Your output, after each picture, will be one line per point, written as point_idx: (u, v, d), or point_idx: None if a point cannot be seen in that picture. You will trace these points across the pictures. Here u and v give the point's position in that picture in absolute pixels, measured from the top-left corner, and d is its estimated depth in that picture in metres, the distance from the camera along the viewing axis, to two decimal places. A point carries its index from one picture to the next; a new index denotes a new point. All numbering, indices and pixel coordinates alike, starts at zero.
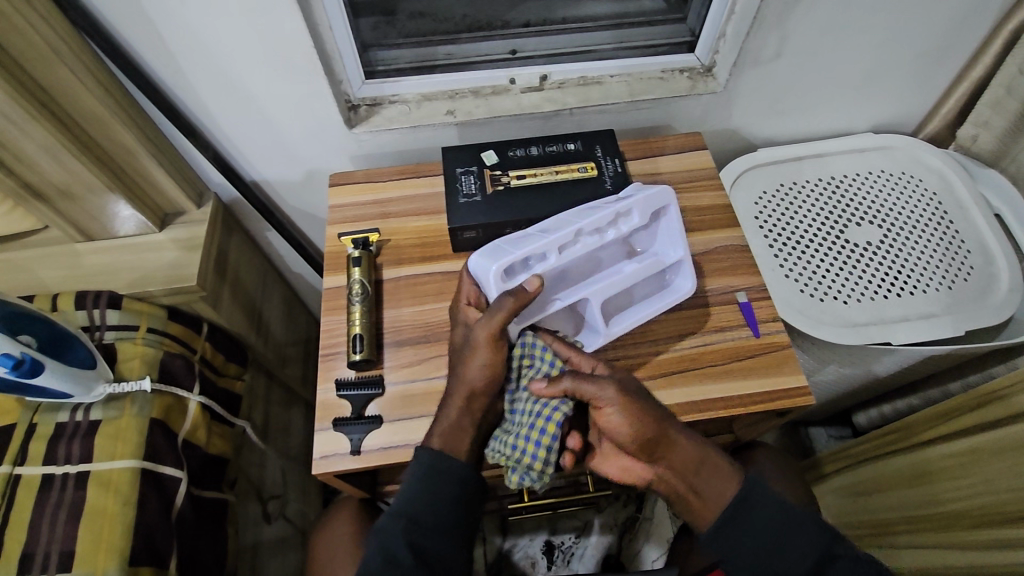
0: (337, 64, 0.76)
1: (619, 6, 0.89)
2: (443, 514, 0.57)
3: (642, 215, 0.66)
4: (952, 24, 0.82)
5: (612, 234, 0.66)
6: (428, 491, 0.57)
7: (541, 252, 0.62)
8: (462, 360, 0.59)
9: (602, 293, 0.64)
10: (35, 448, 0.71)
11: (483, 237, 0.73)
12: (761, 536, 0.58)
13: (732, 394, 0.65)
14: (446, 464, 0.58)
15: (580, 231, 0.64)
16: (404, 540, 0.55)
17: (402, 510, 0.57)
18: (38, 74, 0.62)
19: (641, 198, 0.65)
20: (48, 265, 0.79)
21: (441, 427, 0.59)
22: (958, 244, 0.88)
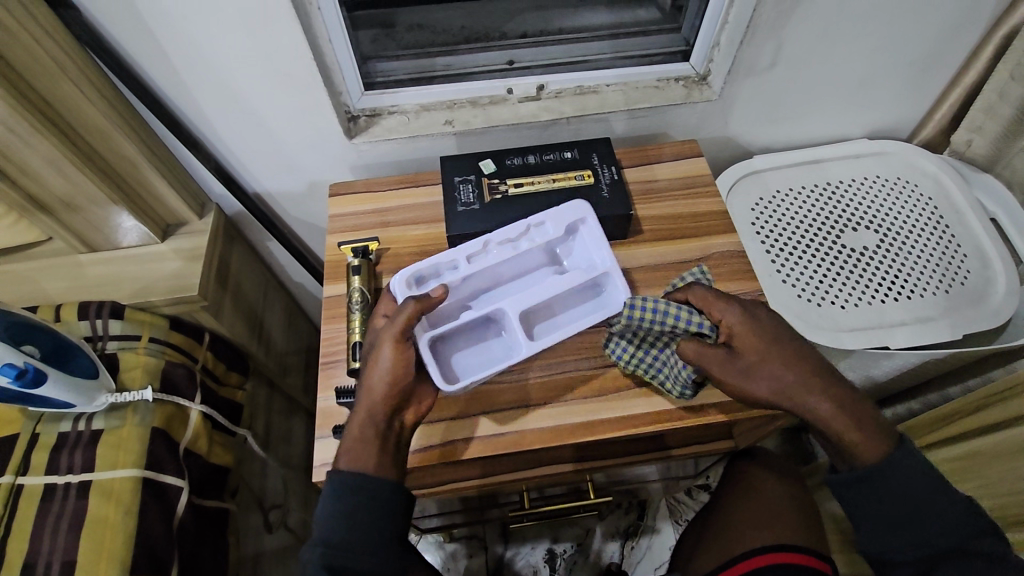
0: (337, 75, 0.77)
1: (615, 16, 0.90)
2: (362, 530, 0.55)
3: (555, 228, 0.71)
4: (943, 32, 0.83)
5: (526, 245, 0.71)
6: (342, 511, 0.54)
7: (450, 260, 0.69)
8: (369, 364, 0.58)
9: (518, 304, 0.66)
10: (38, 457, 0.71)
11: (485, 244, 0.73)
12: (911, 515, 0.59)
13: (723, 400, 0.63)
14: (355, 480, 0.55)
15: (489, 242, 0.70)
16: (323, 567, 0.53)
17: (318, 538, 0.54)
18: (43, 89, 0.63)
19: (555, 212, 0.71)
20: (51, 276, 0.80)
21: (348, 442, 0.56)
22: (954, 249, 0.89)
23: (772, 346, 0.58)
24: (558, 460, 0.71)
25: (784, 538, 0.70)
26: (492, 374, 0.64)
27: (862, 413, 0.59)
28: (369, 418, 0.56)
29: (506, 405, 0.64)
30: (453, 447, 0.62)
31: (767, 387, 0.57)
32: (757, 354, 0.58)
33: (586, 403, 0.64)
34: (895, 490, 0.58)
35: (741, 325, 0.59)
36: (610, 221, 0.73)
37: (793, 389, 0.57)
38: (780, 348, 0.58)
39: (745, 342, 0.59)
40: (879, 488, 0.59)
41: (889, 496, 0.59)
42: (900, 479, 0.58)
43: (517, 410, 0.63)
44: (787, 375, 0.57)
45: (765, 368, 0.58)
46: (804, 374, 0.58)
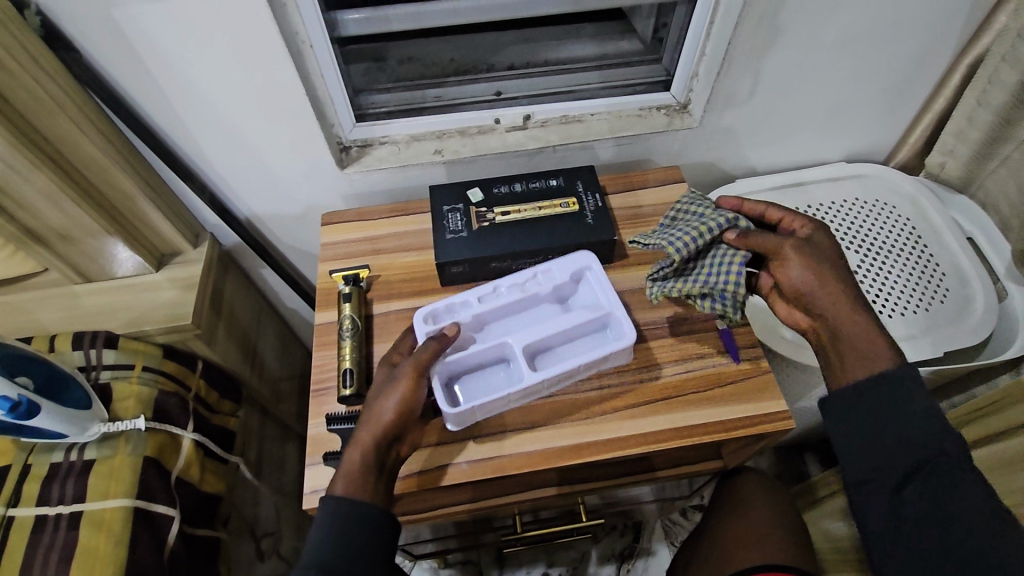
0: (329, 109, 0.80)
1: (599, 48, 0.94)
2: (353, 553, 0.54)
3: (562, 275, 0.71)
4: (912, 61, 0.87)
5: (533, 291, 0.71)
6: (334, 537, 0.54)
7: (465, 299, 0.70)
8: (380, 395, 0.59)
9: (524, 339, 0.66)
10: (29, 488, 0.71)
11: (474, 272, 0.75)
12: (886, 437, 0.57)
13: (699, 423, 0.64)
14: (348, 507, 0.55)
15: (500, 286, 0.71)
16: None
17: (310, 561, 0.54)
18: (42, 126, 0.65)
19: (560, 258, 0.72)
20: (46, 307, 0.81)
21: (347, 468, 0.57)
22: (933, 268, 0.91)
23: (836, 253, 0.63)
24: (541, 483, 0.71)
25: (774, 558, 0.71)
26: (496, 402, 0.63)
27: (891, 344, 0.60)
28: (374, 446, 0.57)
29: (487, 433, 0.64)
30: (433, 474, 0.63)
31: (812, 267, 0.61)
32: (818, 250, 0.63)
33: (572, 426, 0.64)
34: (870, 420, 0.58)
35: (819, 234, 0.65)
36: (594, 247, 0.75)
37: (839, 281, 0.61)
38: (835, 258, 0.62)
39: (817, 243, 0.64)
40: (863, 411, 0.58)
41: (875, 423, 0.57)
42: (887, 397, 0.57)
43: (503, 435, 0.64)
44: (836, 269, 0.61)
45: (812, 252, 0.62)
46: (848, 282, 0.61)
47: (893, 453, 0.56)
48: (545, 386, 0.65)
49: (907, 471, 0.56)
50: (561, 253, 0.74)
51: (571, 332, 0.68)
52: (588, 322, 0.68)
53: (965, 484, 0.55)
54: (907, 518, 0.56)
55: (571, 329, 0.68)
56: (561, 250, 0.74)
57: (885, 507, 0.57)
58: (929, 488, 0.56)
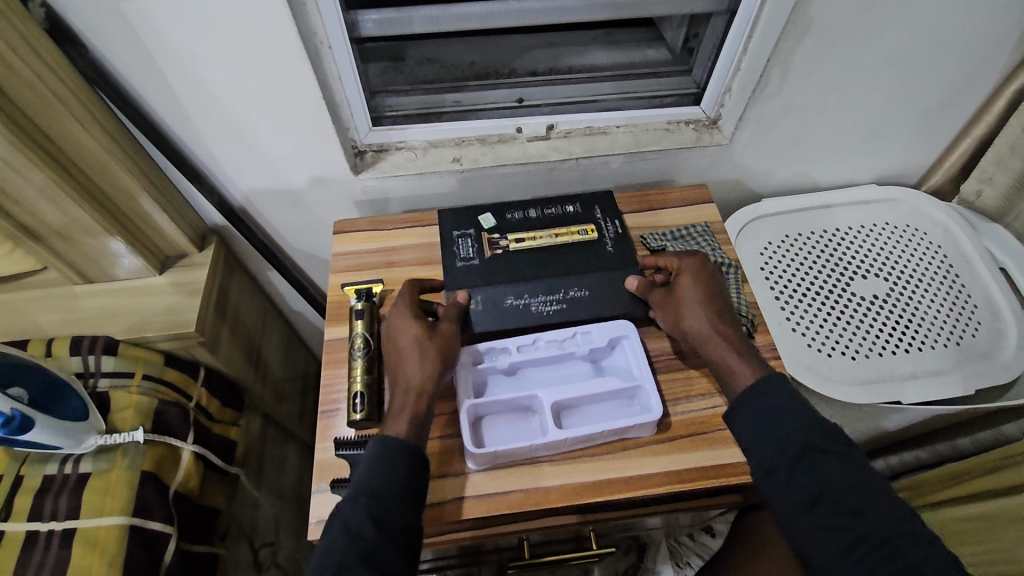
0: (344, 112, 0.76)
1: (625, 56, 0.90)
2: (398, 484, 0.54)
3: (601, 339, 0.68)
4: (954, 84, 0.83)
5: (569, 347, 0.68)
6: (380, 464, 0.54)
7: (504, 344, 0.67)
8: (417, 350, 0.62)
9: (554, 398, 0.64)
10: (21, 502, 0.68)
11: (493, 316, 0.69)
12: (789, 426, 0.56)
13: (728, 461, 0.62)
14: (402, 444, 0.56)
15: (538, 338, 0.68)
16: (366, 516, 0.52)
17: (361, 489, 0.53)
18: (44, 123, 0.62)
19: (602, 322, 0.69)
20: (44, 308, 0.78)
21: (406, 416, 0.58)
22: (965, 299, 0.88)
23: (708, 295, 0.65)
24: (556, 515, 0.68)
25: None
26: (516, 453, 0.61)
27: (755, 361, 0.61)
28: (423, 394, 0.59)
29: (507, 467, 0.62)
30: (449, 507, 0.60)
31: (683, 313, 0.64)
32: (693, 292, 0.65)
33: (593, 461, 0.62)
34: (773, 414, 0.57)
35: (692, 273, 0.67)
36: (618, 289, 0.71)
37: (703, 325, 0.63)
38: (703, 301, 0.64)
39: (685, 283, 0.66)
40: (768, 414, 0.57)
41: (776, 437, 0.56)
42: (783, 414, 0.56)
43: (520, 468, 0.62)
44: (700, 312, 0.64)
45: (674, 302, 0.66)
46: (714, 320, 0.63)
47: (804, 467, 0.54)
48: (567, 447, 0.62)
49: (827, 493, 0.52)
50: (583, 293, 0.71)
51: (600, 398, 0.65)
52: (617, 391, 0.65)
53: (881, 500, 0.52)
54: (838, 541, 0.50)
55: (599, 393, 0.64)
56: (585, 290, 0.71)
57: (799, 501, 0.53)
58: (849, 503, 0.52)
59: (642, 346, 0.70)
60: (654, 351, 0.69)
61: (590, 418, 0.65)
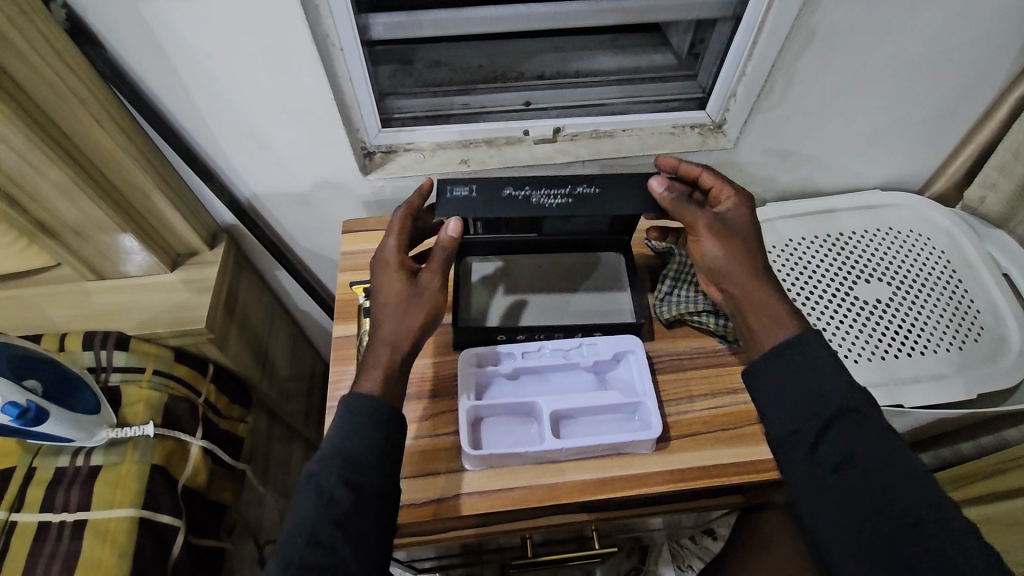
0: (355, 113, 0.78)
1: (632, 60, 0.91)
2: (373, 449, 0.54)
3: (606, 351, 0.68)
4: (957, 91, 0.84)
5: (573, 358, 0.68)
6: (354, 432, 0.54)
7: (509, 349, 0.68)
8: (403, 304, 0.60)
9: (555, 406, 0.64)
10: (33, 493, 0.69)
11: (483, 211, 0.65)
12: (803, 382, 0.55)
13: (729, 462, 0.62)
14: (369, 399, 0.55)
15: (544, 346, 0.69)
16: (339, 478, 0.52)
17: (334, 453, 0.53)
18: (62, 122, 0.63)
19: (607, 334, 0.69)
20: (58, 303, 0.79)
21: (378, 373, 0.57)
22: (967, 304, 0.88)
23: (749, 231, 0.63)
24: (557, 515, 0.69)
25: None
26: (516, 455, 0.61)
27: (773, 308, 0.59)
28: (398, 349, 0.59)
29: (507, 468, 0.62)
30: (452, 503, 0.60)
31: (728, 246, 0.61)
32: (738, 224, 0.63)
33: (596, 460, 0.62)
34: (787, 373, 0.56)
35: (736, 206, 0.65)
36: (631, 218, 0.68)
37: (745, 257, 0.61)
38: (746, 236, 0.62)
39: (734, 218, 0.64)
40: (780, 373, 0.56)
41: (807, 399, 0.54)
42: (819, 374, 0.55)
43: (521, 466, 0.62)
44: (744, 245, 0.62)
45: (724, 226, 0.62)
46: (754, 256, 0.61)
47: (829, 433, 0.53)
48: (564, 457, 0.62)
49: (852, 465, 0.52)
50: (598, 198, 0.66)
51: (601, 409, 0.65)
52: (618, 405, 0.65)
53: (906, 469, 0.52)
54: (848, 495, 0.52)
55: (600, 405, 0.64)
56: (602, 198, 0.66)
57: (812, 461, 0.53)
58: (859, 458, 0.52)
59: (645, 346, 0.70)
60: (657, 351, 0.70)
61: (589, 429, 0.65)
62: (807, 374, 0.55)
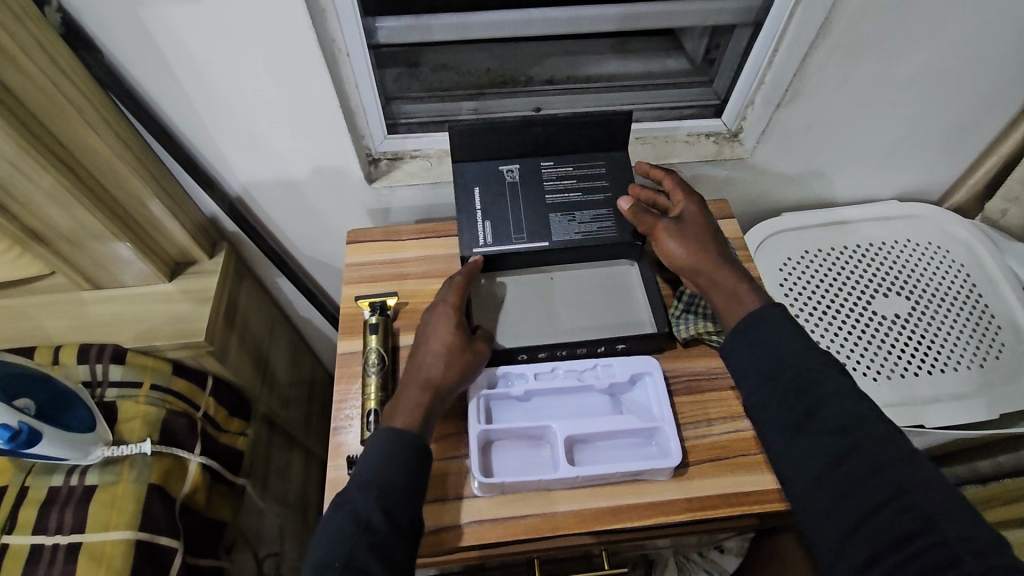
0: (361, 119, 0.75)
1: (645, 65, 0.88)
2: (405, 477, 0.53)
3: (621, 373, 0.66)
4: (982, 101, 0.82)
5: (587, 381, 0.66)
6: (385, 457, 0.53)
7: (521, 369, 0.66)
8: (441, 339, 0.61)
9: (569, 431, 0.62)
10: (25, 514, 0.67)
11: (486, 184, 0.72)
12: (772, 352, 0.54)
13: (749, 490, 0.60)
14: (403, 434, 0.55)
15: (557, 367, 0.67)
16: (373, 506, 0.51)
17: (366, 479, 0.52)
18: (57, 130, 0.60)
19: (622, 355, 0.67)
20: (52, 314, 0.77)
21: (407, 406, 0.57)
22: (988, 320, 0.86)
23: (702, 223, 0.64)
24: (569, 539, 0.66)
25: None
26: (528, 481, 0.59)
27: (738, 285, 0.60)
28: (434, 393, 0.59)
29: (519, 494, 0.60)
30: (462, 531, 0.58)
31: (684, 241, 0.63)
32: (689, 219, 0.65)
33: (611, 486, 0.60)
34: (760, 343, 0.55)
35: (688, 204, 0.66)
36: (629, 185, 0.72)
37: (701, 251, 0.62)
38: (698, 229, 0.64)
39: (693, 219, 0.65)
40: (755, 347, 0.55)
41: (770, 365, 0.54)
42: (780, 340, 0.54)
43: (533, 492, 0.60)
44: (697, 237, 0.63)
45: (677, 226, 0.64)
46: (709, 246, 0.63)
47: (794, 397, 0.52)
48: (577, 484, 0.60)
49: (819, 428, 0.50)
50: (599, 168, 0.73)
51: (616, 434, 0.63)
52: (635, 430, 0.63)
53: (879, 427, 0.49)
54: (824, 461, 0.49)
55: (616, 430, 0.62)
56: (603, 168, 0.73)
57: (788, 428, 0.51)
58: (835, 423, 0.49)
59: (661, 366, 0.68)
60: (673, 371, 0.68)
61: (604, 455, 0.62)
62: (780, 341, 0.54)
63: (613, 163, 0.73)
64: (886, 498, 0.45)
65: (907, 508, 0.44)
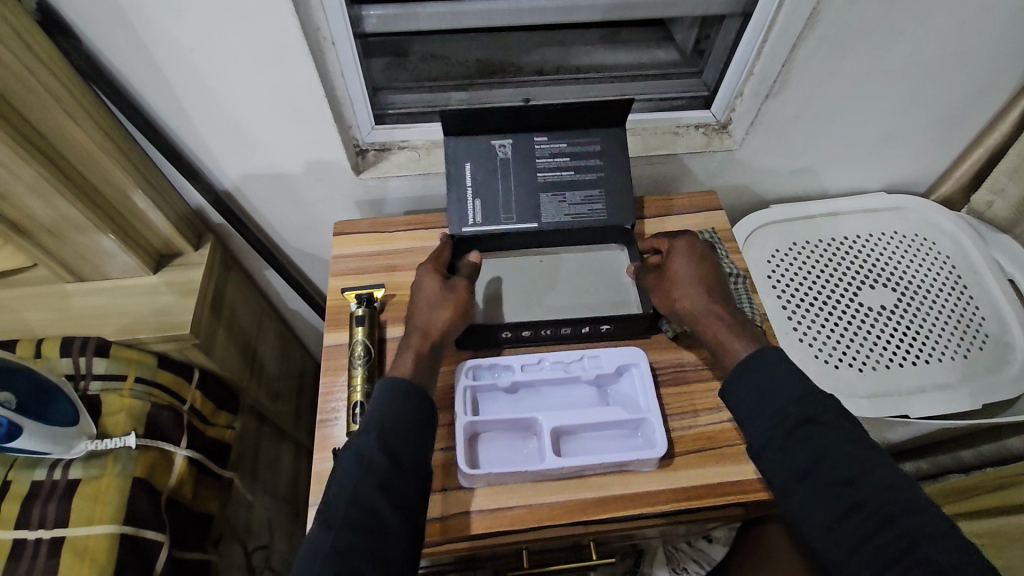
0: (347, 109, 0.74)
1: (634, 57, 0.88)
2: (410, 418, 0.55)
3: (609, 364, 0.66)
4: (969, 93, 0.82)
5: (574, 371, 0.66)
6: (391, 401, 0.55)
7: (507, 361, 0.66)
8: (426, 304, 0.64)
9: (556, 422, 0.62)
10: (8, 508, 0.66)
11: (478, 158, 0.71)
12: (778, 393, 0.55)
13: (734, 480, 0.60)
14: (405, 383, 0.57)
15: (544, 358, 0.67)
16: (377, 444, 0.52)
17: (372, 421, 0.54)
18: (36, 120, 0.59)
19: (609, 347, 0.67)
20: (34, 307, 0.75)
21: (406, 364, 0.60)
22: (973, 311, 0.86)
23: (704, 273, 0.65)
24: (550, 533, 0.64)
25: None
26: (515, 472, 0.59)
27: (744, 333, 0.61)
28: (429, 340, 0.62)
29: (506, 485, 0.60)
30: (448, 523, 0.58)
31: (688, 292, 0.64)
32: (688, 269, 0.65)
33: (597, 477, 0.60)
34: (766, 385, 0.56)
35: (684, 248, 0.67)
36: (622, 165, 0.72)
37: (704, 302, 0.63)
38: (700, 279, 0.64)
39: (687, 262, 0.66)
40: (759, 388, 0.56)
41: (774, 409, 0.54)
42: (784, 386, 0.55)
43: (520, 483, 0.60)
44: (699, 288, 0.64)
45: (679, 279, 0.65)
46: (712, 297, 0.63)
47: (800, 442, 0.52)
48: (564, 475, 0.60)
49: (823, 476, 0.50)
50: (594, 148, 0.72)
51: (602, 425, 0.63)
52: (622, 421, 0.63)
53: (887, 477, 0.49)
54: (835, 510, 0.49)
55: (603, 422, 0.63)
56: (598, 146, 0.72)
57: (796, 473, 0.51)
58: (844, 471, 0.50)
59: (648, 358, 0.68)
60: (660, 363, 0.68)
61: (591, 446, 0.63)
62: (786, 384, 0.55)
63: (609, 143, 0.72)
64: (896, 550, 0.46)
65: (911, 553, 0.45)
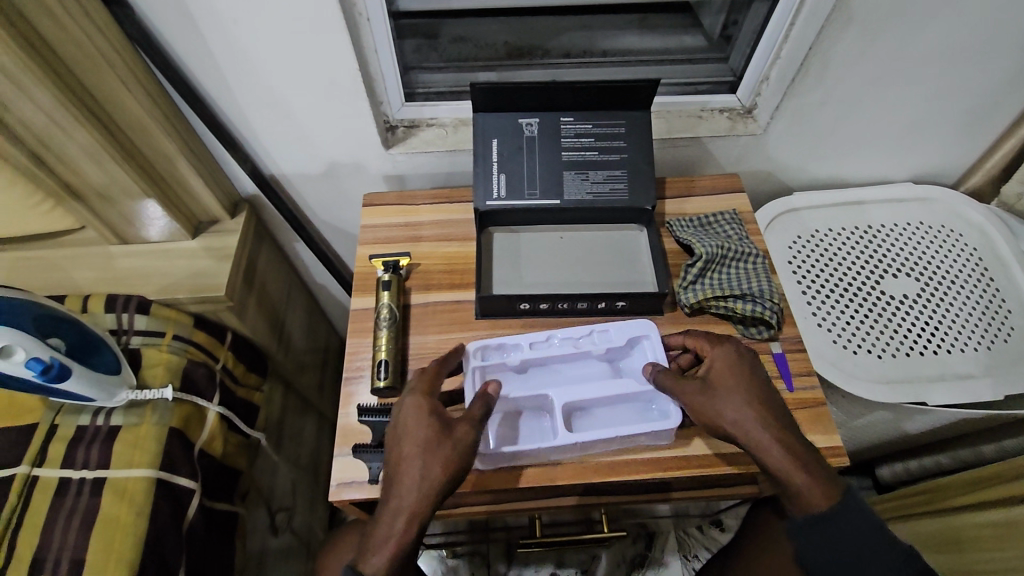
0: (379, 86, 0.77)
1: (661, 42, 0.89)
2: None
3: (618, 338, 0.67)
4: (1001, 83, 0.81)
5: (581, 348, 0.67)
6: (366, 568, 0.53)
7: (514, 340, 0.67)
8: (410, 448, 0.54)
9: (565, 397, 0.63)
10: (55, 449, 0.71)
11: (504, 135, 0.73)
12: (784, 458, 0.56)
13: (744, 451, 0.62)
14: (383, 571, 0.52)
15: (551, 336, 0.68)
16: None
17: None
18: (91, 84, 0.63)
19: (617, 322, 0.68)
20: (80, 266, 0.80)
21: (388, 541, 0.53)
22: (998, 303, 0.85)
23: (754, 396, 0.57)
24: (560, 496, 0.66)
25: None
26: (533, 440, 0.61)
27: (808, 465, 0.55)
28: (415, 491, 0.53)
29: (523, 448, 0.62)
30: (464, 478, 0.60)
31: (742, 426, 0.56)
32: (736, 396, 0.57)
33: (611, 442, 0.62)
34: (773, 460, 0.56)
35: (728, 365, 0.59)
36: (645, 148, 0.73)
37: (761, 435, 0.56)
38: (754, 408, 0.57)
39: (735, 384, 0.58)
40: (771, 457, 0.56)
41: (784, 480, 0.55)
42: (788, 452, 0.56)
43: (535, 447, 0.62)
44: (757, 425, 0.56)
45: (731, 414, 0.57)
46: (771, 429, 0.56)
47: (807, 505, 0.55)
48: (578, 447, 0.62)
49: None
50: (619, 128, 0.73)
51: (613, 398, 0.64)
52: (633, 393, 0.64)
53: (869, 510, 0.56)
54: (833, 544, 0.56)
55: (614, 395, 0.64)
56: (623, 128, 0.73)
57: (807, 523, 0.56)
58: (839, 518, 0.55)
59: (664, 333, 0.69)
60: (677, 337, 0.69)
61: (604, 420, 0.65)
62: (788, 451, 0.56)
63: (634, 123, 0.73)
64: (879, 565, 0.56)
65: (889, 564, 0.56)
